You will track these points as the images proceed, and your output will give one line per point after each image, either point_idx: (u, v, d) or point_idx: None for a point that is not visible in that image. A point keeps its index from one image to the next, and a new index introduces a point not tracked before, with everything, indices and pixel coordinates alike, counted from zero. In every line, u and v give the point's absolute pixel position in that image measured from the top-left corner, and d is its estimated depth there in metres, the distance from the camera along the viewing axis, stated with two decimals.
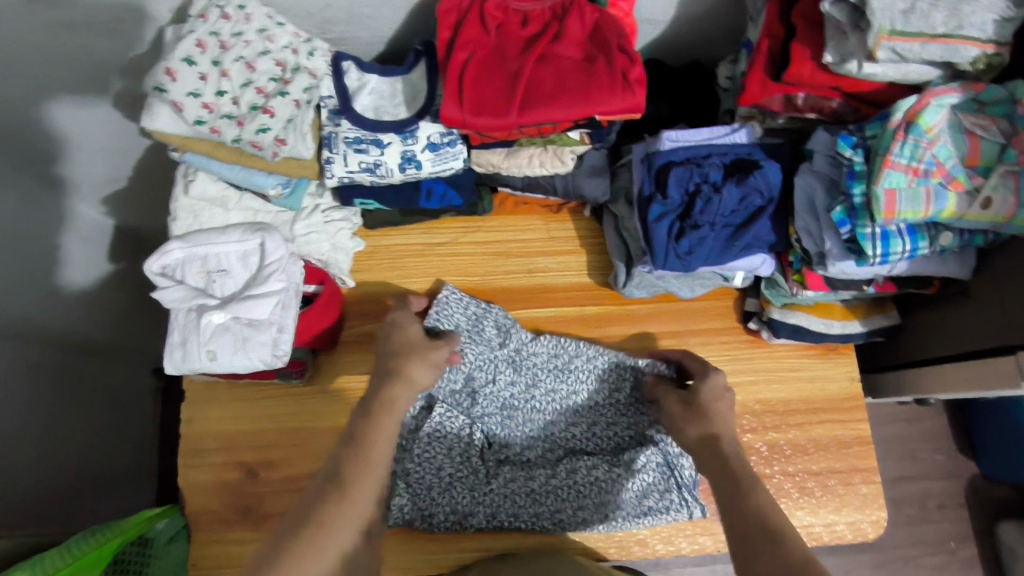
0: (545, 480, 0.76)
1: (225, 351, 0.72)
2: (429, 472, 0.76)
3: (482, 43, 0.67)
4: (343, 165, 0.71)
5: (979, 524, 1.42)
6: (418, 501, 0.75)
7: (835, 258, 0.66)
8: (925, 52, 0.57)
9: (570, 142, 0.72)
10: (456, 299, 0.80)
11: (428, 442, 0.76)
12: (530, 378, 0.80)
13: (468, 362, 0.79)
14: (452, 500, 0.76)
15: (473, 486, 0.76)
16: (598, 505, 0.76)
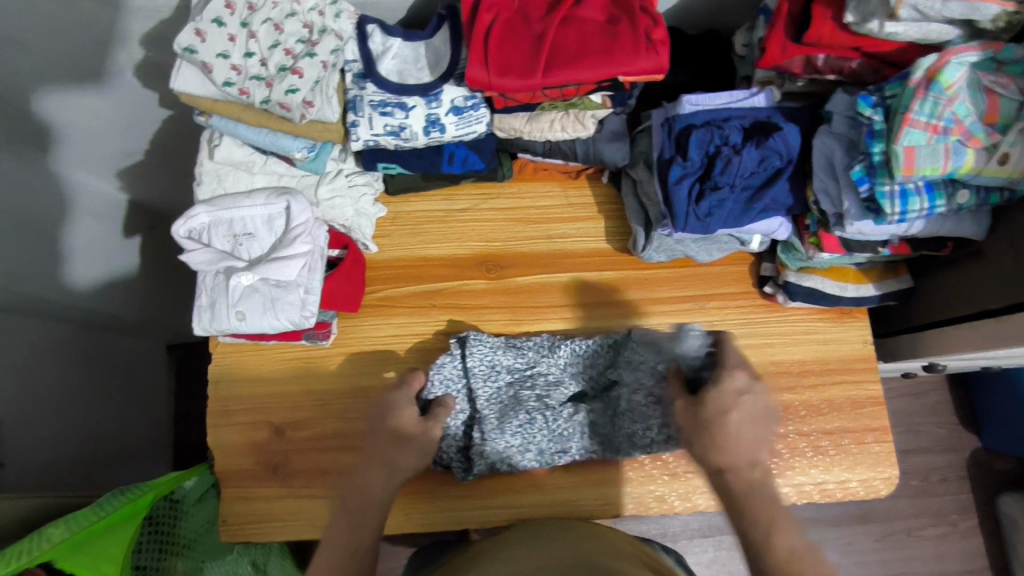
0: (602, 411, 0.78)
1: (253, 312, 0.73)
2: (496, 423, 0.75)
3: (506, 6, 0.67)
4: (367, 129, 0.72)
5: (980, 496, 1.44)
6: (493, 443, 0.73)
7: (853, 218, 0.67)
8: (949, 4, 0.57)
9: (591, 106, 0.72)
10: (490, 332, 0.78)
11: (488, 388, 0.76)
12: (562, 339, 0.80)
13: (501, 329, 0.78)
14: (526, 441, 0.76)
15: (543, 427, 0.76)
16: (660, 429, 0.75)
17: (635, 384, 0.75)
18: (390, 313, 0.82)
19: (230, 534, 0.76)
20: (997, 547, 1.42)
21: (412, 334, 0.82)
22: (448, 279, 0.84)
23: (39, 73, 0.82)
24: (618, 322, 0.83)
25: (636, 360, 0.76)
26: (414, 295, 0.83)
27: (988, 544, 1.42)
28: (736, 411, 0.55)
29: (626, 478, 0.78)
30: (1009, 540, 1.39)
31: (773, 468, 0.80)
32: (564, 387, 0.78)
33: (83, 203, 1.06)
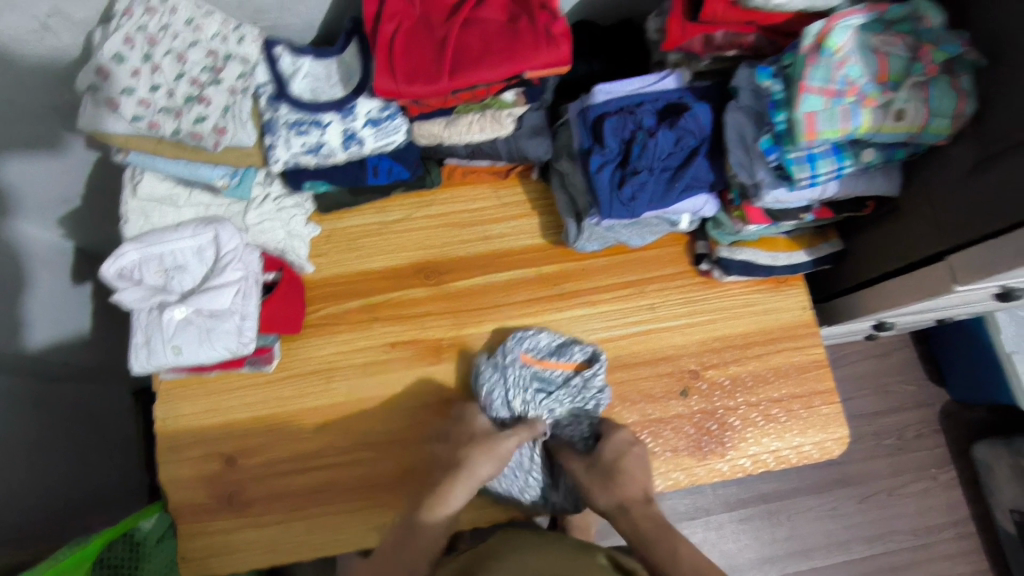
0: (530, 486, 0.77)
1: (189, 344, 0.73)
2: (544, 430, 0.77)
3: (408, 15, 0.68)
4: (286, 149, 0.72)
5: (955, 447, 1.47)
6: (570, 431, 0.79)
7: (768, 187, 0.69)
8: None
9: (505, 104, 0.73)
10: (525, 339, 0.80)
11: (493, 405, 0.76)
12: (546, 413, 0.77)
13: (525, 344, 0.79)
14: (488, 481, 0.77)
15: (492, 470, 0.76)
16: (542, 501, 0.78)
17: (544, 467, 0.78)
18: (329, 333, 0.82)
19: (191, 570, 0.76)
20: (976, 495, 1.44)
21: (358, 351, 0.82)
22: (386, 292, 0.84)
23: None
24: (561, 313, 0.84)
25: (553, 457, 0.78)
26: (356, 311, 0.83)
27: (967, 493, 1.45)
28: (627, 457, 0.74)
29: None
30: (986, 487, 1.42)
31: (728, 441, 0.82)
32: (518, 462, 0.77)
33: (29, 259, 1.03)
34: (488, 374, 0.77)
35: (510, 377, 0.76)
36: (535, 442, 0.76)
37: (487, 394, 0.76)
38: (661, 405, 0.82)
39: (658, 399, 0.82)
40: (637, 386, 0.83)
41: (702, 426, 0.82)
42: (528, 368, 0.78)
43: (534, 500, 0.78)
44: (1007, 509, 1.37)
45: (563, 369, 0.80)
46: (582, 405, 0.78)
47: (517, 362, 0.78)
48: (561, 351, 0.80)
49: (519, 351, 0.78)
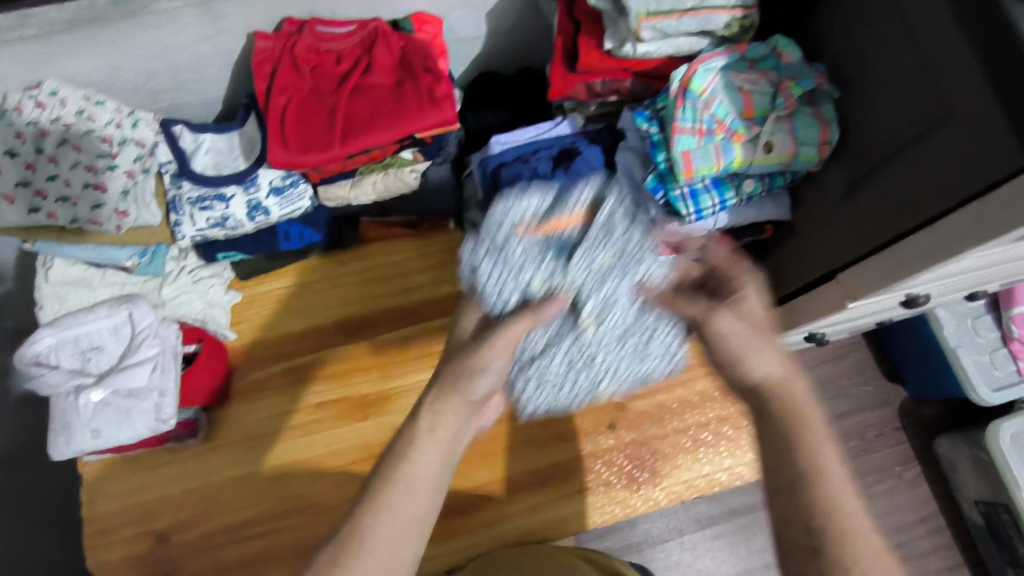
0: (621, 364, 0.56)
1: (108, 426, 0.73)
2: (585, 304, 0.52)
3: (298, 87, 0.70)
4: (191, 225, 0.73)
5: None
6: (627, 282, 0.52)
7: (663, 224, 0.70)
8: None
9: (405, 162, 0.75)
10: (513, 212, 0.53)
11: (506, 298, 0.52)
12: (588, 278, 0.52)
13: (506, 218, 0.53)
14: (549, 393, 0.57)
15: (557, 370, 0.55)
16: (643, 379, 0.58)
17: (617, 352, 0.55)
18: (256, 399, 0.83)
19: None
20: (944, 489, 1.43)
21: (282, 415, 0.82)
22: (311, 352, 0.85)
23: None
24: None
25: (630, 335, 0.55)
26: (279, 374, 0.84)
27: None
28: (745, 305, 0.48)
29: (518, 506, 0.82)
30: None
31: (660, 469, 0.83)
32: (585, 342, 0.54)
33: None
34: (485, 268, 0.52)
35: (511, 262, 0.52)
36: (580, 323, 0.53)
37: (494, 289, 0.52)
38: (591, 440, 0.83)
39: (587, 434, 0.84)
40: (565, 424, 0.84)
41: (633, 456, 0.83)
42: (516, 237, 0.52)
43: (620, 375, 0.57)
44: None
45: (575, 224, 0.53)
46: (626, 243, 0.52)
47: (509, 237, 0.52)
48: (547, 215, 0.53)
49: (507, 223, 0.53)
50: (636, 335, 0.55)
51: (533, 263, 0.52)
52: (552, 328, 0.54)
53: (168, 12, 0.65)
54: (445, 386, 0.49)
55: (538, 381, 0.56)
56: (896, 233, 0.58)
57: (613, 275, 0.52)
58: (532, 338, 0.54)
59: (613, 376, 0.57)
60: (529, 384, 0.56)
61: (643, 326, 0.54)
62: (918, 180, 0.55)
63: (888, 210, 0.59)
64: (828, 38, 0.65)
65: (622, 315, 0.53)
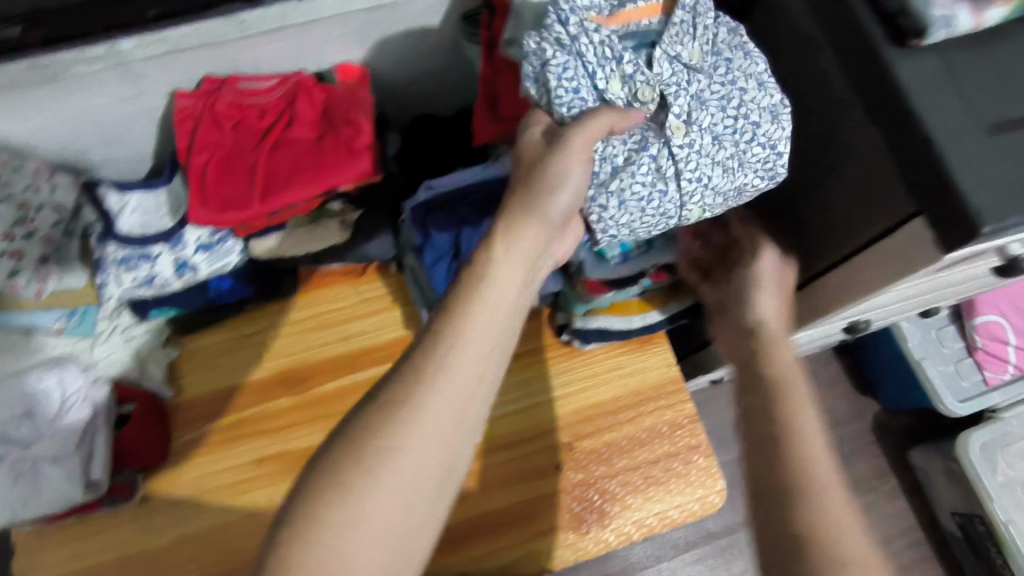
0: (711, 169, 0.59)
1: (30, 495, 0.71)
2: (669, 106, 0.60)
3: (221, 143, 0.70)
4: (117, 285, 0.73)
5: (892, 456, 1.41)
6: (709, 80, 0.61)
7: (590, 266, 0.73)
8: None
9: (335, 214, 0.77)
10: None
11: (575, 100, 0.57)
12: (686, 74, 0.60)
13: (591, 31, 0.57)
14: (639, 188, 0.59)
15: (655, 183, 0.59)
16: (743, 184, 0.60)
17: (712, 114, 0.60)
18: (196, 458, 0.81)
19: None
20: (922, 503, 1.38)
21: (224, 470, 0.80)
22: (251, 406, 0.83)
23: None
24: None
25: (722, 96, 0.60)
26: (220, 431, 0.82)
27: (911, 502, 1.39)
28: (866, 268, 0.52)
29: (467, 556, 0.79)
30: (929, 494, 1.36)
31: (611, 509, 0.81)
32: (694, 132, 0.59)
33: None
34: (558, 58, 0.55)
35: (586, 49, 0.57)
36: (669, 126, 0.59)
37: (563, 93, 0.57)
38: (539, 482, 0.82)
39: (536, 476, 0.82)
40: (512, 468, 0.82)
41: (583, 497, 0.81)
42: (602, 38, 0.58)
43: (719, 188, 0.60)
44: (950, 512, 1.30)
45: (647, 14, 0.61)
46: (712, 36, 0.61)
47: (586, 25, 0.57)
48: (626, 4, 0.60)
49: (583, 13, 0.58)
50: (729, 140, 0.60)
51: (604, 45, 0.58)
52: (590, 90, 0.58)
53: (85, 76, 0.65)
54: (523, 214, 0.59)
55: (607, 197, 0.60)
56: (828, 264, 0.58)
57: (716, 61, 0.61)
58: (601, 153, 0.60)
59: (697, 186, 0.59)
60: (604, 204, 0.59)
61: (740, 66, 0.60)
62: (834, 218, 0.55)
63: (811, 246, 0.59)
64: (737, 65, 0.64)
65: (711, 119, 0.60)
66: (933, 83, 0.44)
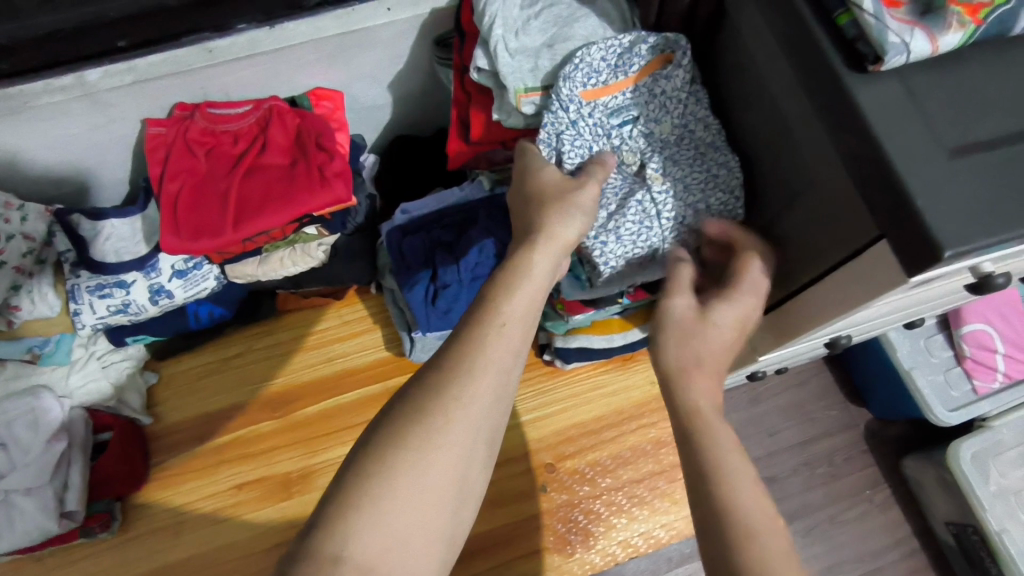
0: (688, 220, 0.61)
1: (4, 528, 0.70)
2: (650, 161, 0.62)
3: (194, 171, 0.70)
4: (91, 314, 0.72)
5: (886, 466, 1.37)
6: (696, 135, 0.62)
7: (567, 289, 0.70)
8: (543, 67, 0.61)
9: (310, 238, 0.75)
10: (586, 61, 0.60)
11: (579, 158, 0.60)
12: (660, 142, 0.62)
13: (583, 106, 0.60)
14: (636, 231, 0.60)
15: (642, 235, 0.60)
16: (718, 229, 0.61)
17: (688, 172, 0.61)
18: (177, 483, 0.81)
19: None
20: (916, 512, 1.34)
21: (206, 497, 0.80)
22: (233, 430, 0.83)
23: None
24: None
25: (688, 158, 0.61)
26: (202, 456, 0.82)
27: (906, 510, 1.34)
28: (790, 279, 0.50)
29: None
30: (924, 502, 1.31)
31: (596, 530, 0.80)
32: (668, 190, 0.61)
33: None
34: (564, 129, 0.60)
35: (583, 123, 0.60)
36: (651, 178, 0.61)
37: (568, 152, 0.60)
38: (522, 504, 0.81)
39: (519, 498, 0.82)
40: (494, 490, 0.81)
41: (568, 518, 0.81)
42: (596, 113, 0.61)
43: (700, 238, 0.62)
44: (944, 521, 1.26)
45: (625, 87, 0.62)
46: (680, 104, 0.62)
47: (582, 101, 0.60)
48: (638, 61, 0.61)
49: (579, 89, 0.60)
50: (696, 188, 0.61)
51: (595, 117, 0.61)
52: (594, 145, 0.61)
53: (53, 106, 0.66)
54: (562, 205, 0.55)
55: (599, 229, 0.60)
56: (790, 291, 0.59)
57: (682, 127, 0.62)
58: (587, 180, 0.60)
59: (682, 228, 0.61)
60: (595, 235, 0.60)
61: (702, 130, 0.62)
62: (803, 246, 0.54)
63: (777, 271, 0.59)
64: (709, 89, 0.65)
65: (684, 173, 0.61)
66: (896, 108, 0.44)
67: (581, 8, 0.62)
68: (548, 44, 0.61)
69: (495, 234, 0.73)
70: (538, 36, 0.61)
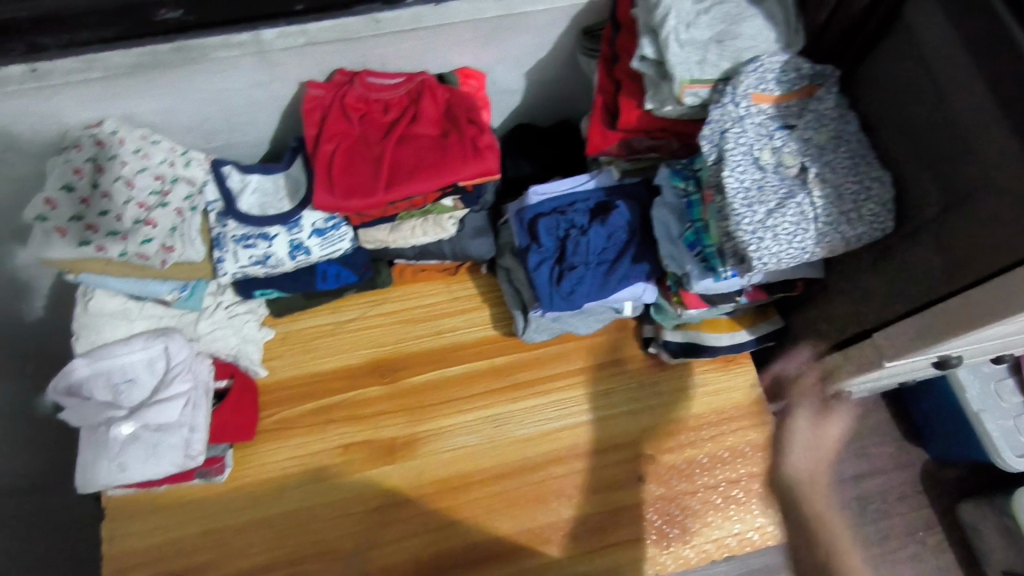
0: (834, 223, 0.61)
1: (135, 462, 0.72)
2: (811, 166, 0.62)
3: (348, 134, 0.73)
4: (234, 262, 0.75)
5: (941, 509, 1.35)
6: (851, 146, 0.63)
7: (696, 278, 0.71)
8: (711, 61, 0.63)
9: (445, 210, 0.77)
10: (758, 70, 0.63)
11: (739, 155, 0.62)
12: (817, 149, 0.63)
13: (749, 109, 0.63)
14: (779, 225, 0.61)
15: (787, 228, 0.61)
16: (858, 237, 0.61)
17: (841, 179, 0.62)
18: (286, 437, 0.83)
19: None
20: (969, 558, 1.31)
21: (312, 454, 0.82)
22: (341, 392, 0.85)
23: None
24: (519, 406, 0.86)
25: (843, 165, 0.62)
26: (311, 414, 0.84)
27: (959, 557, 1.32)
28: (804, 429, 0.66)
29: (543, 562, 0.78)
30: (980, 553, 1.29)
31: (691, 525, 0.81)
32: (818, 192, 0.61)
33: None
34: (731, 127, 0.63)
35: (750, 125, 0.63)
36: (811, 183, 0.62)
37: (733, 146, 0.62)
38: (619, 493, 0.81)
39: (617, 488, 0.82)
40: (592, 475, 0.82)
41: (664, 511, 0.81)
42: (759, 113, 0.63)
43: (846, 241, 0.61)
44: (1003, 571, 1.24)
45: (784, 100, 0.64)
46: (836, 122, 0.64)
47: (749, 103, 0.63)
48: (791, 83, 0.64)
49: (748, 92, 0.63)
50: (850, 198, 0.61)
51: (759, 121, 0.63)
52: (752, 142, 0.63)
53: (226, 60, 0.69)
54: None
55: (757, 221, 0.61)
56: (962, 285, 0.59)
57: (836, 137, 0.63)
58: (740, 169, 0.62)
59: (831, 235, 0.61)
60: (751, 225, 0.61)
61: (854, 143, 0.63)
62: (984, 247, 0.56)
63: (944, 264, 0.60)
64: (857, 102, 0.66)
65: (840, 180, 0.62)
66: None
67: (749, 8, 0.65)
68: (715, 39, 0.64)
69: (628, 214, 0.76)
70: (706, 31, 0.64)
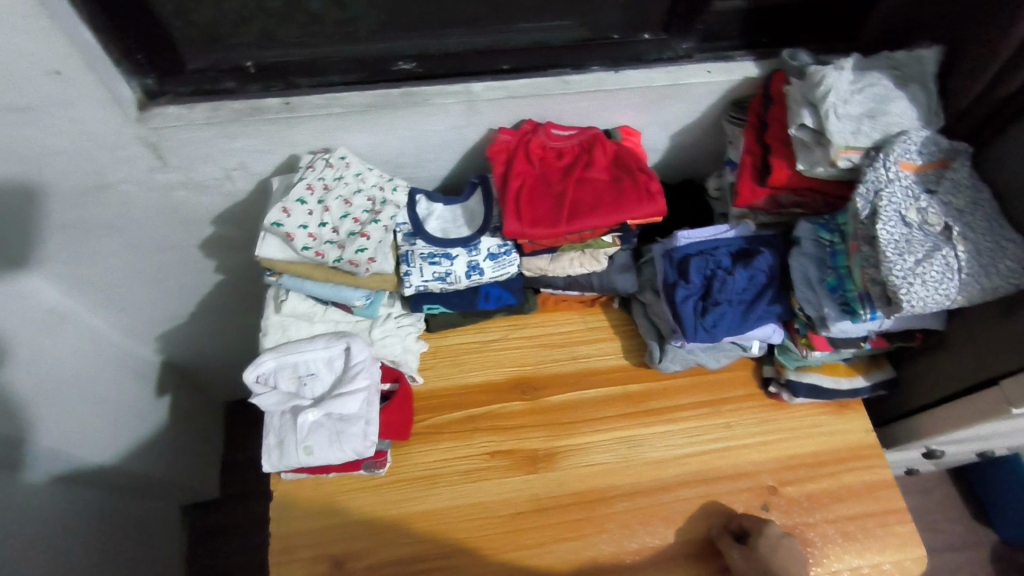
0: (977, 275, 0.70)
1: (319, 446, 0.80)
2: (954, 226, 0.72)
3: (529, 173, 0.84)
4: (419, 276, 0.85)
5: None
6: (986, 212, 0.73)
7: (834, 320, 0.80)
8: (865, 132, 0.74)
9: (604, 245, 0.87)
10: (906, 141, 0.74)
11: (891, 211, 0.72)
12: (956, 212, 0.73)
13: (899, 174, 0.73)
14: (930, 273, 0.69)
15: (937, 276, 0.69)
16: (998, 288, 0.70)
17: (979, 238, 0.71)
18: (435, 440, 0.90)
19: None
20: None
21: (461, 458, 0.89)
22: (487, 404, 0.93)
23: (141, 250, 0.96)
24: (650, 433, 0.92)
25: (980, 227, 0.72)
26: (459, 421, 0.92)
27: None
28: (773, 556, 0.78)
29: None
30: None
31: (811, 557, 0.85)
32: (962, 248, 0.71)
33: (123, 368, 1.10)
34: (884, 188, 0.73)
35: (900, 187, 0.73)
36: (956, 240, 0.71)
37: (885, 203, 0.72)
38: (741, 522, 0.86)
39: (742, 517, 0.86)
40: (714, 500, 0.87)
41: None
42: (907, 178, 0.74)
43: (987, 291, 0.70)
44: None
45: (926, 168, 0.75)
46: (972, 190, 0.74)
47: (899, 168, 0.73)
48: (931, 154, 0.75)
49: (899, 160, 0.74)
50: (988, 254, 0.70)
51: (907, 184, 0.74)
52: (901, 202, 0.73)
53: (441, 106, 0.81)
54: None
55: (909, 268, 0.70)
56: None
57: (972, 203, 0.73)
58: (892, 223, 0.72)
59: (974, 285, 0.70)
60: (905, 271, 0.69)
61: (987, 208, 0.73)
62: None
63: None
64: (988, 174, 0.77)
65: (979, 239, 0.71)
66: None
67: (895, 91, 0.76)
68: (867, 115, 0.75)
69: (769, 259, 0.86)
70: (859, 107, 0.75)
